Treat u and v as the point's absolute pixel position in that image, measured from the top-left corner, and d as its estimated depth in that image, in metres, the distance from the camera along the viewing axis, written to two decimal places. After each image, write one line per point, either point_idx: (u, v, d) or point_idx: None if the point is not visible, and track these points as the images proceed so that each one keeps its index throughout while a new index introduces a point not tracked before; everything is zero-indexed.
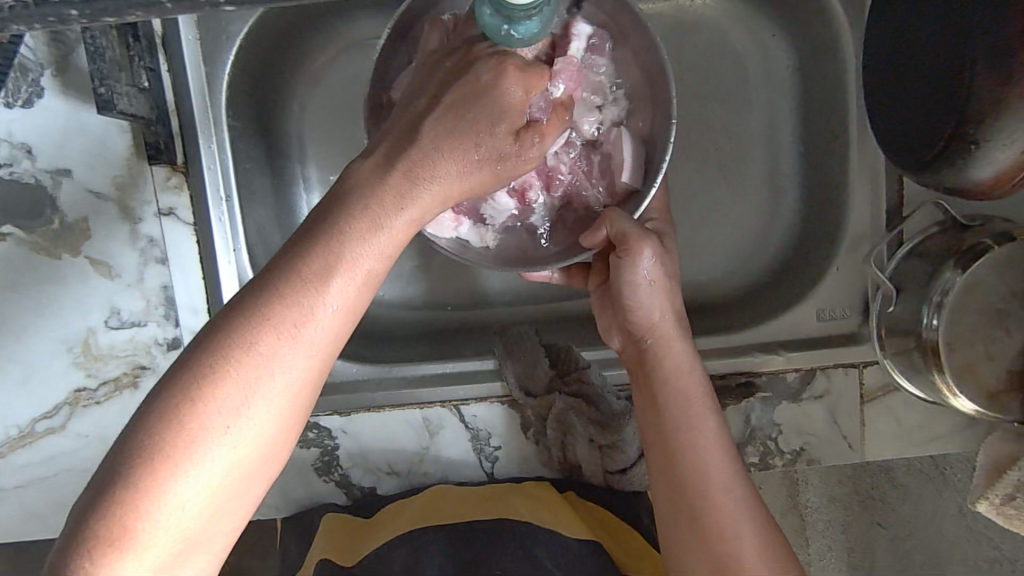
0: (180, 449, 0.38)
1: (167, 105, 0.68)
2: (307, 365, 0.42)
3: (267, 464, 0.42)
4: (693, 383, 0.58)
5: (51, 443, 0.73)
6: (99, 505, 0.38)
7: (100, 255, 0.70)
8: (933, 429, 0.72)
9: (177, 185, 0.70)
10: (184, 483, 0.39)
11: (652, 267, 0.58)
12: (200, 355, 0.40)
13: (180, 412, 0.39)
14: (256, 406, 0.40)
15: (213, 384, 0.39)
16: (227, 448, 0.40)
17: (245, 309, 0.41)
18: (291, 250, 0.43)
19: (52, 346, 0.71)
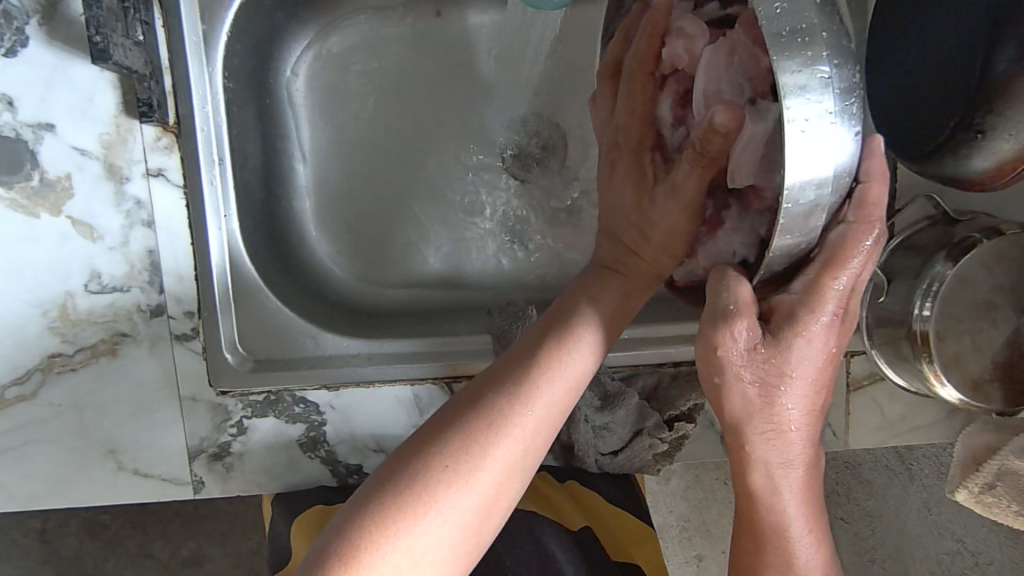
0: (413, 516, 0.42)
1: (160, 59, 0.65)
2: (538, 430, 0.48)
3: (483, 525, 0.45)
4: (797, 490, 0.49)
5: (21, 410, 0.70)
6: (354, 520, 0.42)
7: (84, 215, 0.67)
8: (914, 420, 0.74)
9: (167, 146, 0.66)
10: (407, 555, 0.42)
11: (752, 348, 0.46)
12: (442, 432, 0.46)
13: (417, 481, 0.43)
14: (492, 456, 0.45)
15: (463, 446, 0.45)
16: (454, 523, 0.43)
17: (501, 374, 0.49)
18: (539, 334, 0.52)
19: (26, 308, 0.68)
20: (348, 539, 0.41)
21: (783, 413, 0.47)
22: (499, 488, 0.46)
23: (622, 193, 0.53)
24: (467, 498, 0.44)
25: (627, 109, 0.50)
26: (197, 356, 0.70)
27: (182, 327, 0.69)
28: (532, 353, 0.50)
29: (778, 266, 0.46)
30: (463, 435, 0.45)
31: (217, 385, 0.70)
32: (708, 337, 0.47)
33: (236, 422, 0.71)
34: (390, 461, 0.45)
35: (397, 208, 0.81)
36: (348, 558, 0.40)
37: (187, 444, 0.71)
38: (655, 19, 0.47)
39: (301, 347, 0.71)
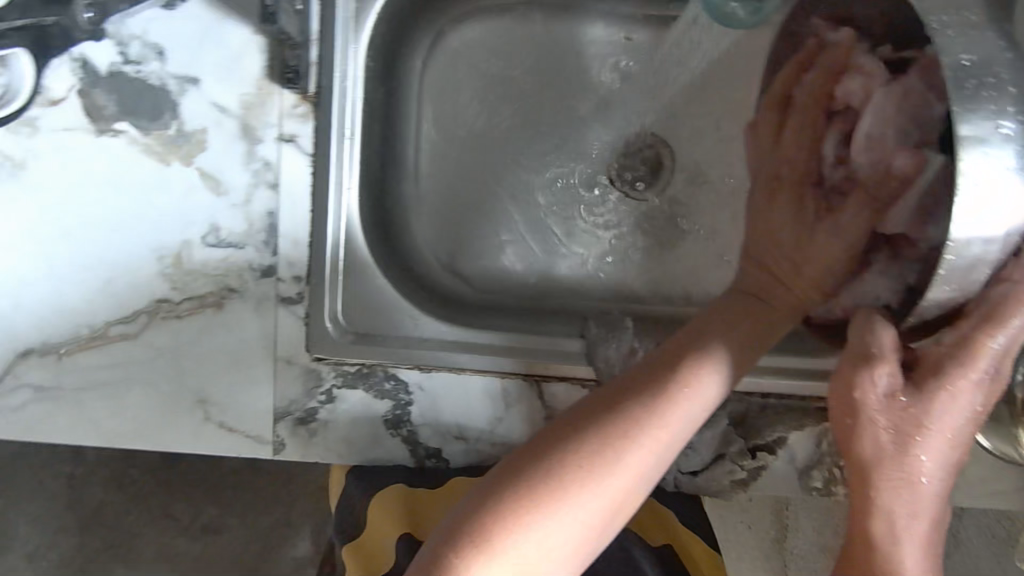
0: (547, 510, 0.48)
1: (311, 32, 0.67)
2: (669, 441, 0.52)
3: (612, 521, 0.50)
4: (924, 542, 0.48)
5: (121, 349, 0.71)
6: (497, 498, 0.49)
7: (213, 169, 0.69)
8: (993, 484, 0.74)
9: (303, 113, 0.68)
10: (540, 545, 0.47)
11: (893, 389, 0.49)
12: (578, 435, 0.51)
13: (552, 477, 0.49)
14: (626, 459, 0.50)
15: (600, 448, 0.50)
16: (586, 515, 0.49)
17: (642, 385, 0.54)
18: (679, 351, 0.56)
19: (143, 251, 0.70)
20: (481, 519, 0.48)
21: (915, 465, 0.48)
22: (626, 494, 0.50)
23: (784, 227, 0.58)
24: (596, 499, 0.49)
25: (796, 139, 0.58)
26: (299, 321, 0.71)
27: (289, 290, 0.71)
28: (668, 370, 0.54)
29: (931, 312, 0.49)
30: (601, 438, 0.50)
31: (315, 351, 0.71)
32: (847, 377, 0.50)
33: (326, 390, 0.72)
34: (531, 450, 0.52)
35: (500, 209, 0.84)
36: (483, 539, 0.47)
37: (275, 406, 0.72)
38: (834, 59, 0.57)
39: (399, 325, 0.74)
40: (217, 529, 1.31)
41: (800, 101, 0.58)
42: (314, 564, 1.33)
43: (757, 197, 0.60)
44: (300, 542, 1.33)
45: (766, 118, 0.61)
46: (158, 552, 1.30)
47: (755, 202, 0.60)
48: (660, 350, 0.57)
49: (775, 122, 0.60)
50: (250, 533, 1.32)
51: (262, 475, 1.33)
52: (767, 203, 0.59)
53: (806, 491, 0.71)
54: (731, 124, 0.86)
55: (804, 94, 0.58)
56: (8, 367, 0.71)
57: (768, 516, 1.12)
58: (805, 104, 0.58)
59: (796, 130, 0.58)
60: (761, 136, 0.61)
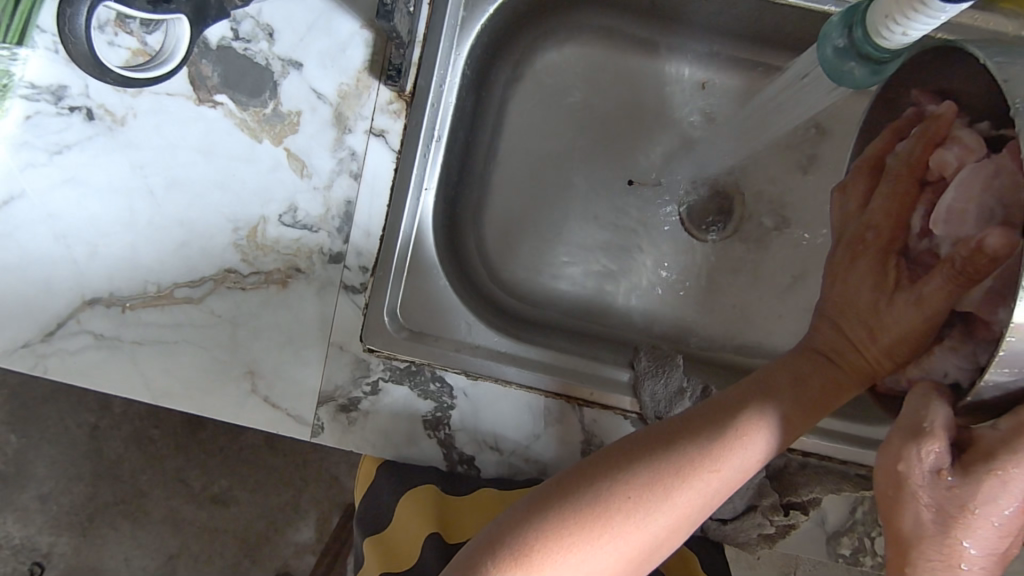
0: (588, 537, 0.49)
1: (416, 33, 0.70)
2: (716, 486, 0.52)
3: (647, 555, 0.51)
4: None
5: (183, 311, 0.73)
6: (537, 517, 0.49)
7: (300, 152, 0.71)
8: None
9: (396, 111, 0.70)
10: (575, 571, 0.48)
11: (939, 471, 0.46)
12: (628, 467, 0.51)
13: (596, 507, 0.49)
14: (670, 498, 0.51)
15: (647, 482, 0.51)
16: (623, 546, 0.49)
17: (697, 427, 0.54)
18: (737, 399, 0.56)
19: (221, 220, 0.72)
20: (519, 535, 0.49)
21: (958, 549, 0.46)
22: (666, 534, 0.51)
23: (858, 289, 0.56)
24: (637, 535, 0.50)
25: (883, 204, 0.56)
26: (357, 310, 0.72)
27: (353, 278, 0.72)
28: (724, 418, 0.54)
29: (991, 396, 0.46)
30: (650, 474, 0.51)
31: (367, 341, 0.72)
32: (896, 448, 0.48)
33: (372, 381, 0.73)
34: (576, 475, 0.52)
35: (565, 232, 0.86)
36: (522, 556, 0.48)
37: (320, 389, 0.73)
38: (936, 129, 0.54)
39: (454, 328, 0.75)
40: (226, 501, 1.33)
41: (893, 168, 0.56)
42: (313, 551, 1.34)
43: (841, 251, 0.59)
44: (304, 526, 1.34)
45: (857, 181, 0.60)
46: (169, 514, 1.33)
47: (832, 261, 0.59)
48: (722, 395, 0.57)
49: (865, 183, 0.59)
50: (258, 509, 1.34)
51: (278, 455, 1.34)
52: (850, 261, 0.57)
53: (833, 556, 0.72)
54: (799, 184, 0.88)
55: (898, 160, 0.56)
56: (72, 313, 0.72)
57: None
58: (898, 171, 0.56)
59: (886, 195, 0.56)
60: (851, 195, 0.60)
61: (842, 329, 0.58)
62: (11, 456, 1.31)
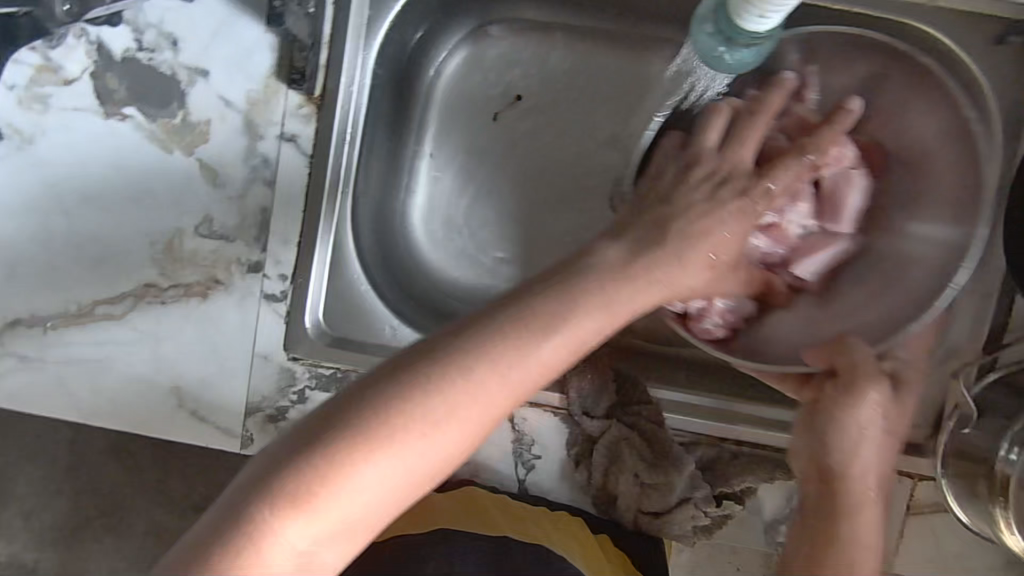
0: (387, 438, 0.47)
1: (322, 35, 0.69)
2: (511, 388, 0.50)
3: (441, 460, 0.49)
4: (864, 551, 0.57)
5: (105, 328, 0.72)
6: (339, 425, 0.47)
7: (212, 162, 0.70)
8: (967, 560, 0.71)
9: (306, 115, 0.69)
10: (373, 480, 0.47)
11: (872, 418, 0.60)
12: (418, 364, 0.49)
13: (394, 415, 0.47)
14: (457, 393, 0.49)
15: (427, 376, 0.49)
16: (414, 453, 0.48)
17: (504, 317, 0.51)
18: (562, 276, 0.54)
19: (137, 235, 0.71)
20: (354, 432, 0.47)
21: (865, 490, 0.59)
22: (533, 370, 0.51)
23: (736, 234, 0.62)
24: (402, 451, 0.47)
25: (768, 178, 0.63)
26: (280, 319, 0.71)
27: (273, 287, 0.71)
28: (581, 308, 0.52)
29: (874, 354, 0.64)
30: (440, 365, 0.49)
31: (290, 351, 0.71)
32: (835, 405, 0.60)
33: (299, 390, 0.72)
34: (370, 378, 0.49)
35: (502, 229, 0.84)
36: (327, 466, 0.46)
37: (248, 399, 0.72)
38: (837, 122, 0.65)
39: (377, 333, 0.74)
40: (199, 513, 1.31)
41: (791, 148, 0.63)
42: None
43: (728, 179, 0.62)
44: None
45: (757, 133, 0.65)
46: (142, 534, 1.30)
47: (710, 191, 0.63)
48: (496, 301, 0.53)
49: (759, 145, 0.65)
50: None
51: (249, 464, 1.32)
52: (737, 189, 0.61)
53: (771, 545, 0.72)
54: None
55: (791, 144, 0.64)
56: None
57: None
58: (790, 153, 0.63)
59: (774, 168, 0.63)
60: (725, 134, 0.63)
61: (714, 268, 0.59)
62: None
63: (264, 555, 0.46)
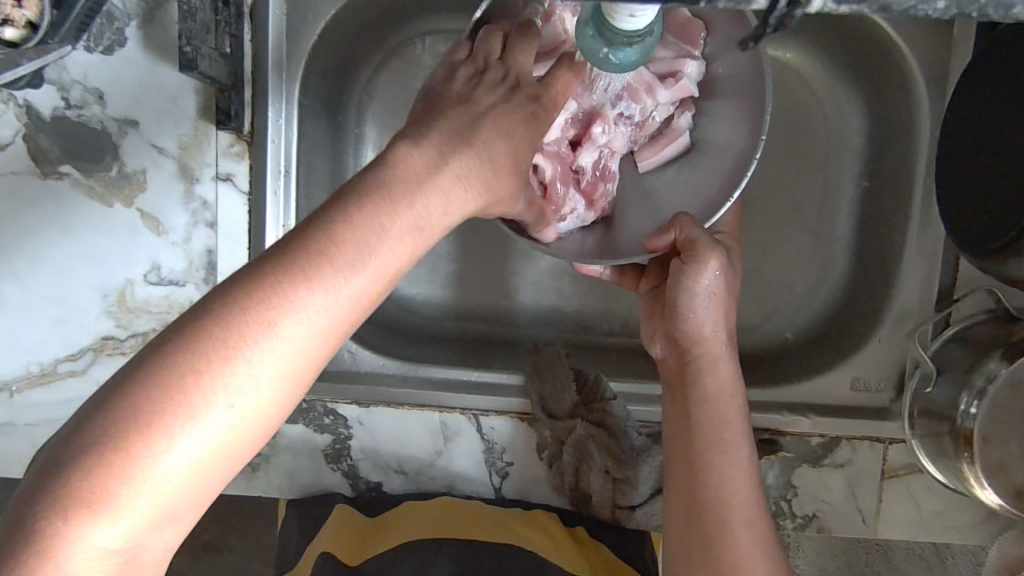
0: (201, 384, 0.35)
1: (244, 73, 0.69)
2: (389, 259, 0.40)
3: (285, 401, 0.38)
4: (731, 407, 0.57)
5: (70, 386, 0.73)
6: (120, 405, 0.34)
7: (152, 210, 0.70)
8: (950, 517, 0.71)
9: (239, 153, 0.70)
10: (200, 414, 0.35)
11: (715, 279, 0.57)
12: (236, 293, 0.37)
13: (204, 352, 0.36)
14: (293, 311, 0.37)
15: (271, 295, 0.37)
16: (260, 381, 0.37)
17: (332, 213, 0.39)
18: (378, 165, 0.41)
19: (89, 290, 0.72)
20: (175, 360, 0.35)
21: (717, 351, 0.58)
22: (371, 287, 0.40)
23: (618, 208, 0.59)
24: (256, 349, 0.36)
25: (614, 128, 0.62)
26: None
27: None
28: (404, 193, 0.40)
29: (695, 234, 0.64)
30: (278, 274, 0.37)
31: None
32: (700, 258, 0.56)
33: None
34: (173, 324, 0.37)
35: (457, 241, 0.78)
36: (129, 436, 0.34)
37: None
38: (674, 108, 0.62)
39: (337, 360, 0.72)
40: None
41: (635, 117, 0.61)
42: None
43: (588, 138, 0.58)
44: None
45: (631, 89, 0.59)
46: None
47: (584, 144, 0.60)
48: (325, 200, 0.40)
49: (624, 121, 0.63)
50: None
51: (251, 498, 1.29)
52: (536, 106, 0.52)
53: None
54: None
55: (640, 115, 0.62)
56: None
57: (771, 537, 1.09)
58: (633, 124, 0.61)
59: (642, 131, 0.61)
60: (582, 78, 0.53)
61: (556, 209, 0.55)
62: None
63: (115, 499, 0.34)
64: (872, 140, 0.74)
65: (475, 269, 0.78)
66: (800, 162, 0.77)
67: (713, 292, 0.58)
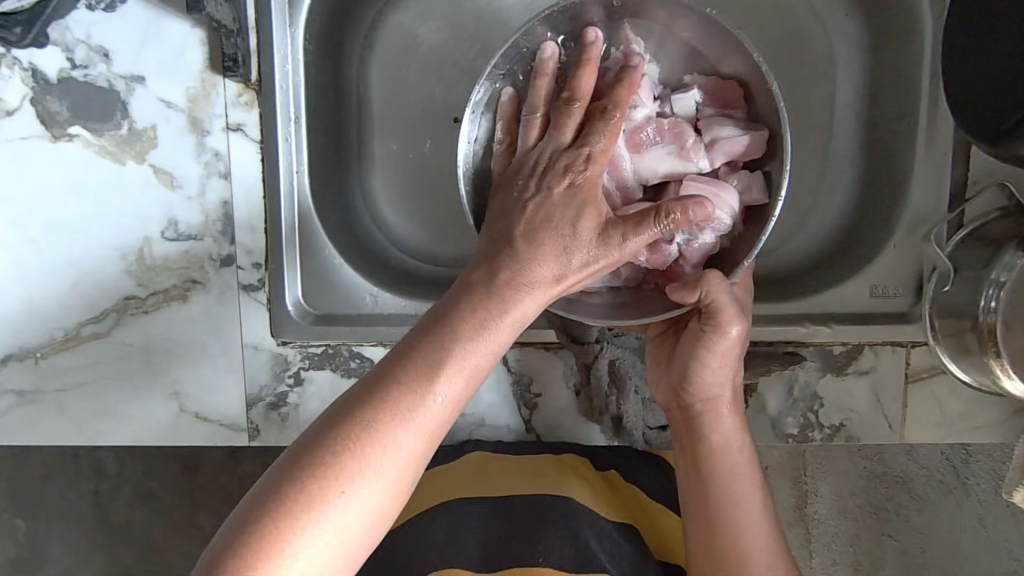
0: (313, 507, 0.44)
1: (248, 21, 0.69)
2: (459, 380, 0.49)
3: (387, 508, 0.47)
4: (739, 459, 0.62)
5: (94, 348, 0.73)
6: (257, 521, 0.44)
7: (165, 165, 0.71)
8: (974, 419, 0.72)
9: (247, 102, 0.70)
10: (324, 527, 0.45)
11: (734, 336, 0.59)
12: (344, 423, 0.47)
13: (342, 462, 0.45)
14: (390, 446, 0.47)
15: (369, 430, 0.46)
16: (364, 497, 0.46)
17: (426, 349, 0.49)
18: (482, 280, 0.51)
19: (107, 251, 0.72)
20: (303, 483, 0.45)
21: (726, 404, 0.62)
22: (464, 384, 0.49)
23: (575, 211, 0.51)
24: (356, 485, 0.45)
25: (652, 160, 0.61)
26: (262, 307, 0.72)
27: (249, 277, 0.72)
28: (486, 302, 0.50)
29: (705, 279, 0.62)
30: (375, 410, 0.47)
31: (279, 336, 0.72)
32: (726, 314, 0.58)
33: (294, 372, 0.73)
34: (294, 453, 0.47)
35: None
36: (256, 558, 0.43)
37: (247, 392, 0.73)
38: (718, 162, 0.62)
39: (360, 303, 0.73)
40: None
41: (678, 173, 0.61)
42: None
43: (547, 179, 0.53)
44: None
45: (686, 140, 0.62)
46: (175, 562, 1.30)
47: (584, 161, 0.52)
48: (459, 278, 0.53)
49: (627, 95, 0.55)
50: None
51: None
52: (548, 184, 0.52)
53: (781, 437, 0.74)
54: None
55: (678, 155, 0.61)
56: None
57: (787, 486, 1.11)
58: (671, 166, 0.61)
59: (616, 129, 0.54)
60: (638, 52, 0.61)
61: (611, 222, 0.52)
62: (22, 540, 1.22)
63: None
64: (873, 51, 0.75)
65: None
66: (803, 81, 0.78)
67: (725, 354, 0.61)
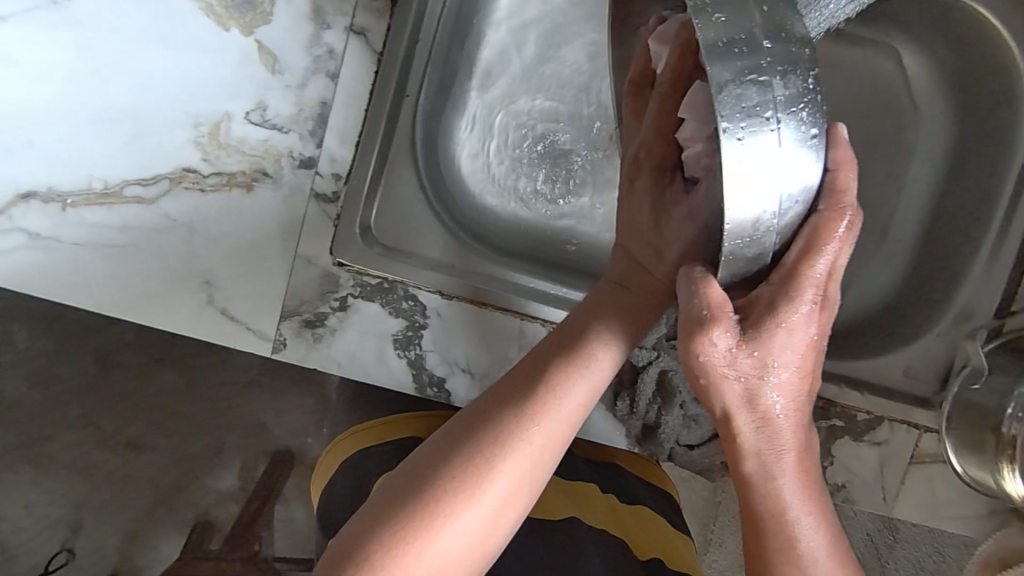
0: (435, 511, 0.48)
1: None
2: (567, 413, 0.55)
3: (497, 521, 0.51)
4: (780, 479, 0.51)
5: (133, 212, 0.66)
6: (383, 521, 0.48)
7: (272, 45, 0.66)
8: (955, 509, 0.75)
9: (379, 9, 0.69)
10: (446, 532, 0.48)
11: (728, 344, 0.48)
12: (464, 441, 0.52)
13: (464, 477, 0.50)
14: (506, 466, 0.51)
15: (487, 450, 0.51)
16: (482, 510, 0.50)
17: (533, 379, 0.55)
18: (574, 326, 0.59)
19: (178, 114, 0.66)
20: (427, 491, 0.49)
21: (759, 414, 0.50)
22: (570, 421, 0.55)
23: (641, 207, 0.60)
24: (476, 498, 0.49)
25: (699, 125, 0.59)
26: (328, 220, 0.69)
27: (325, 186, 0.69)
28: (574, 342, 0.58)
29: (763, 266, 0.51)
30: (491, 431, 0.52)
31: (338, 255, 0.69)
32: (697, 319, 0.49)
33: (341, 296, 0.69)
34: (414, 464, 0.51)
35: (558, 159, 0.80)
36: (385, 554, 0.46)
37: (284, 303, 0.68)
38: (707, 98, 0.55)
39: (423, 244, 0.72)
40: (139, 445, 1.12)
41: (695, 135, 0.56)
42: (236, 499, 1.14)
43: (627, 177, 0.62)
44: (225, 474, 1.13)
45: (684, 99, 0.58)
46: None
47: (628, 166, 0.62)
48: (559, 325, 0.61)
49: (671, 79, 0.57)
50: (180, 459, 1.13)
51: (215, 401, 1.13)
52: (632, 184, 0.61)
53: None
54: None
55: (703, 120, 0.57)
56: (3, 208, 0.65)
57: (697, 532, 1.11)
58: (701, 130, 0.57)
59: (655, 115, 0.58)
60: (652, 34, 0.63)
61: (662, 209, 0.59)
62: None
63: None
64: (954, 150, 0.81)
65: (567, 191, 0.80)
66: (881, 163, 0.84)
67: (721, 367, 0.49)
